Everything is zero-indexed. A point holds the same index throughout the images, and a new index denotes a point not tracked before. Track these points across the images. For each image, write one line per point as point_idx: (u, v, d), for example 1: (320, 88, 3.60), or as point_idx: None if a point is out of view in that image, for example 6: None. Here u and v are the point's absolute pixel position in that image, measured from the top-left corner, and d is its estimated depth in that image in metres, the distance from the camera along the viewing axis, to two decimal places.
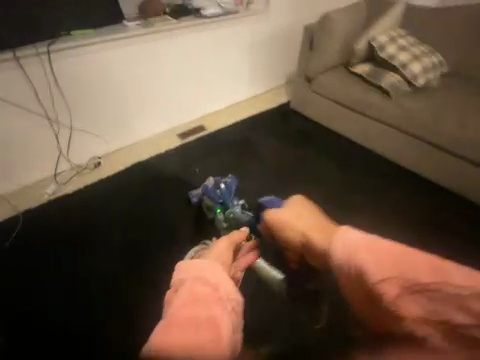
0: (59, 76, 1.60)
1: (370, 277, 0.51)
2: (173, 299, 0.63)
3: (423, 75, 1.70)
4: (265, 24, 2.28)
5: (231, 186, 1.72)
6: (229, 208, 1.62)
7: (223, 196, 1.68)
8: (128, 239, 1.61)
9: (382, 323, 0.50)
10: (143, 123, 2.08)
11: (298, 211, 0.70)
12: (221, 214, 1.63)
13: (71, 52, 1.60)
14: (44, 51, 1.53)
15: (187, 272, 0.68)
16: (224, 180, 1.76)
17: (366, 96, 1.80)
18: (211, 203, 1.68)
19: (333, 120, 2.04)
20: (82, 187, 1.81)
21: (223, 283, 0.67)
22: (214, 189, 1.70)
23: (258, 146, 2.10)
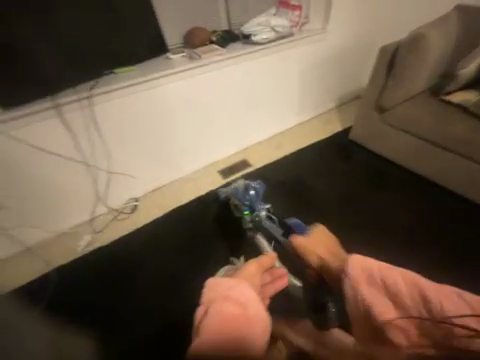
0: (100, 120, 1.45)
1: (372, 308, 0.50)
2: (202, 322, 0.47)
3: None
4: (322, 44, 1.96)
5: (260, 191, 1.53)
6: (258, 213, 1.44)
7: (251, 201, 1.48)
8: (169, 309, 1.34)
9: (375, 337, 0.49)
10: (184, 160, 1.88)
11: (319, 239, 0.99)
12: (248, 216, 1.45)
13: (114, 94, 1.44)
14: (86, 96, 1.38)
15: (215, 292, 0.53)
16: (252, 184, 1.54)
17: (467, 133, 1.40)
18: (237, 205, 1.50)
19: (413, 159, 1.64)
20: (118, 237, 1.61)
21: (253, 302, 0.51)
22: (244, 191, 1.51)
23: (313, 187, 1.75)
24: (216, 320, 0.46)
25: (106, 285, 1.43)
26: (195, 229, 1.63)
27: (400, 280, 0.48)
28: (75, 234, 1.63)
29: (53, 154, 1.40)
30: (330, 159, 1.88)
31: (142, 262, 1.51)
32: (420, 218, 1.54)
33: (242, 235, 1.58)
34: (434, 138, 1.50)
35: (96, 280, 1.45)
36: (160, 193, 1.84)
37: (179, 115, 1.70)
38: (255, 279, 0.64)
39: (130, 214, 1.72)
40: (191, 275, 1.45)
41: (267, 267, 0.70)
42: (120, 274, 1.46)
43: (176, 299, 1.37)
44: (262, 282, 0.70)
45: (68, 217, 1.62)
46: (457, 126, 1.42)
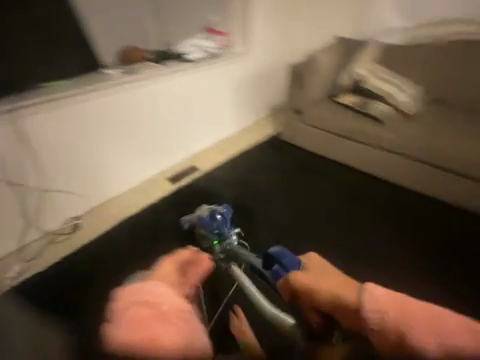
0: (30, 132, 1.38)
1: (417, 346, 0.48)
2: (114, 329, 0.53)
3: (408, 102, 1.79)
4: (247, 63, 2.32)
5: (228, 216, 1.49)
6: (228, 241, 1.33)
7: (220, 228, 1.40)
8: None
9: None
10: (129, 170, 1.87)
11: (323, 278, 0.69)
12: (218, 245, 1.32)
13: (45, 106, 1.41)
14: (12, 108, 1.32)
15: (133, 296, 0.58)
16: (219, 210, 1.51)
17: (358, 124, 1.84)
18: (206, 234, 1.41)
19: (328, 148, 2.03)
20: (58, 259, 1.45)
21: (170, 299, 0.60)
22: (210, 218, 1.44)
23: (257, 182, 1.96)
24: (129, 323, 0.54)
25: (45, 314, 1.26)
26: (145, 239, 1.56)
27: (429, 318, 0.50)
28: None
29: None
30: (268, 157, 2.16)
31: (87, 282, 1.37)
32: (344, 196, 1.82)
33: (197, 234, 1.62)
34: (339, 131, 1.91)
35: (28, 316, 1.24)
36: (104, 209, 1.74)
37: (119, 127, 1.74)
38: (170, 276, 0.73)
39: (72, 234, 1.59)
40: None
41: (185, 260, 0.79)
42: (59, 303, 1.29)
43: None
44: (180, 274, 0.76)
45: None
46: (350, 119, 1.87)
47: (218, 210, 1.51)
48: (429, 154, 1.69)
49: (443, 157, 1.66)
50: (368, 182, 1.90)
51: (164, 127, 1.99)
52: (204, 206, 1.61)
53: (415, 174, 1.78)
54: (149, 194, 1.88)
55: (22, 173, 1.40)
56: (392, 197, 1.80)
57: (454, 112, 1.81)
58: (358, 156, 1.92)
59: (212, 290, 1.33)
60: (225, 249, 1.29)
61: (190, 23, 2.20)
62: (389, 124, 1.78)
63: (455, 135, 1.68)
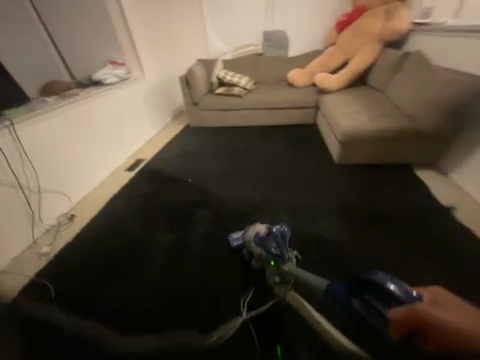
0: (25, 142, 1.74)
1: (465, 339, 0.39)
2: None
3: (248, 84, 3.26)
4: (148, 80, 3.19)
5: (286, 236, 1.37)
6: (286, 262, 1.17)
7: (278, 249, 1.25)
8: (158, 238, 1.73)
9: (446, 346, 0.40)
10: (93, 170, 2.36)
11: (434, 300, 0.46)
12: (275, 267, 1.18)
13: (29, 122, 1.79)
14: (7, 124, 1.66)
15: None
16: (278, 231, 1.36)
17: (231, 100, 3.16)
18: (261, 253, 1.30)
19: (224, 119, 3.29)
20: (76, 234, 1.84)
21: None
22: (269, 236, 1.32)
23: (191, 149, 2.92)
24: None
25: (96, 262, 1.60)
26: (133, 202, 2.08)
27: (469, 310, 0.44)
28: (19, 264, 1.63)
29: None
30: (190, 137, 3.19)
31: (111, 232, 1.82)
32: (246, 136, 3.05)
33: (173, 183, 2.30)
34: (225, 106, 3.18)
35: (80, 270, 1.56)
36: (84, 203, 2.15)
37: (71, 138, 2.14)
38: None
39: (72, 221, 1.96)
40: (154, 212, 1.97)
41: None
42: (99, 253, 1.67)
43: (155, 228, 1.81)
44: None
45: (8, 247, 1.64)
46: (225, 99, 3.17)
47: (277, 230, 1.37)
48: (275, 102, 3.04)
49: (282, 99, 3.01)
50: (256, 128, 3.21)
51: (105, 137, 2.53)
52: (260, 224, 1.50)
53: (277, 115, 3.14)
54: (113, 185, 2.38)
55: (23, 178, 1.72)
56: (271, 130, 3.13)
57: (276, 80, 3.41)
58: (239, 118, 3.25)
59: (204, 200, 2.03)
60: (285, 273, 1.12)
61: (89, 51, 2.81)
62: (246, 95, 3.18)
63: (282, 90, 3.16)
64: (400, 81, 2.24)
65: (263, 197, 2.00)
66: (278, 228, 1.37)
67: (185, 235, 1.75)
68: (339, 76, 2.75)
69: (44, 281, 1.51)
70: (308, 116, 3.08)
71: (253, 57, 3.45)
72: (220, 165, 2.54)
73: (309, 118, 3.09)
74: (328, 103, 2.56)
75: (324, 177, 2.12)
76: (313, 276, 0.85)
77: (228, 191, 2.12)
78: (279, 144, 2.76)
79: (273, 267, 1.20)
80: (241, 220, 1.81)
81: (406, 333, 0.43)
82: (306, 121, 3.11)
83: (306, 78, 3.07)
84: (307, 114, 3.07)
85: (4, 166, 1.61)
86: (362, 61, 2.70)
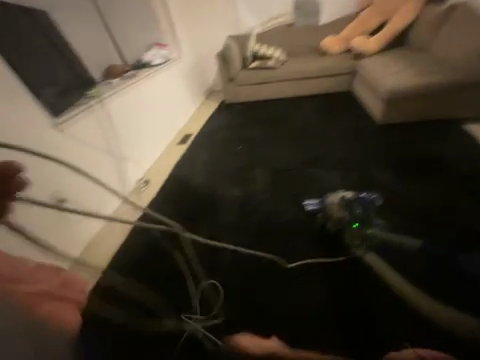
0: (109, 114, 2.11)
1: None
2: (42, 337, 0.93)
3: (281, 56, 3.32)
4: (184, 61, 3.39)
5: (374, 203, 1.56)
6: (371, 227, 1.45)
7: (364, 212, 1.48)
8: (227, 193, 2.01)
9: None
10: (154, 143, 2.65)
11: None
12: (359, 229, 1.46)
13: (110, 98, 2.17)
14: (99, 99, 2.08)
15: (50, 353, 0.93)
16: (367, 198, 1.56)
17: (266, 73, 3.27)
18: (343, 215, 1.49)
19: (258, 93, 3.41)
20: (155, 195, 2.16)
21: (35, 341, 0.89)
22: (357, 201, 1.51)
23: (232, 122, 3.11)
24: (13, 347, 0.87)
25: (181, 212, 1.93)
26: (196, 168, 2.37)
27: None
28: (118, 218, 1.99)
29: (87, 148, 1.88)
30: (228, 112, 3.38)
31: (185, 191, 2.12)
32: (282, 107, 3.17)
33: (224, 152, 2.55)
34: (259, 81, 3.32)
35: (170, 217, 1.90)
36: (151, 172, 2.45)
37: (136, 114, 2.43)
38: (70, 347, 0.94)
39: (148, 185, 2.28)
40: (216, 174, 2.25)
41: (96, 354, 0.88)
42: (180, 206, 1.98)
43: (222, 186, 2.09)
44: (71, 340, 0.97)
45: (107, 205, 1.97)
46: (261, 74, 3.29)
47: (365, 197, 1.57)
48: (310, 72, 3.11)
49: (317, 69, 3.07)
50: (291, 99, 3.31)
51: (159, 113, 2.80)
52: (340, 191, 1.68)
53: (312, 85, 3.19)
54: (170, 157, 2.68)
55: (110, 146, 2.09)
56: (306, 100, 3.22)
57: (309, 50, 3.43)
58: (274, 91, 3.35)
59: (257, 163, 2.28)
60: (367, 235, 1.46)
61: (134, 36, 3.03)
62: (280, 67, 3.26)
63: (317, 59, 3.19)
64: (443, 38, 2.26)
65: (311, 157, 2.19)
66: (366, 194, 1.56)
67: (250, 189, 2.02)
68: (377, 39, 2.77)
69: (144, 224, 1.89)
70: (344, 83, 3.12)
71: (283, 30, 3.49)
72: (263, 134, 2.73)
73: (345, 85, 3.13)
74: (370, 66, 2.59)
75: (371, 135, 2.24)
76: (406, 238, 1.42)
77: (279, 155, 2.32)
78: (317, 111, 2.88)
79: (356, 229, 1.46)
80: (297, 177, 2.03)
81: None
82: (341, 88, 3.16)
83: (341, 45, 3.08)
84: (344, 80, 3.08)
85: (99, 133, 1.98)
86: (402, 21, 2.69)
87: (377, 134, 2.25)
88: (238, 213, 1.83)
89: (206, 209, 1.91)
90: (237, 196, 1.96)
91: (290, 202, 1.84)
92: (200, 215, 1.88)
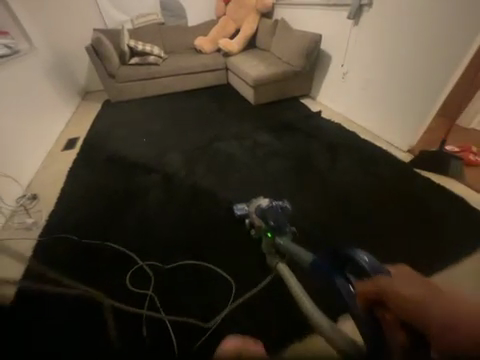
0: None
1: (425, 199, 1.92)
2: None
3: (161, 52, 3.45)
4: (42, 56, 2.87)
5: (287, 211, 1.44)
6: (282, 236, 1.31)
7: (277, 221, 1.36)
8: (143, 183, 2.03)
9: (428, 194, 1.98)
10: (27, 153, 2.20)
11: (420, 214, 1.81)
12: (271, 238, 1.35)
13: None
14: None
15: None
16: (277, 206, 1.44)
17: (150, 69, 3.31)
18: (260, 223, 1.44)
19: (147, 89, 3.42)
20: (53, 207, 1.87)
21: None
22: (269, 209, 1.42)
23: (125, 118, 2.99)
24: None
25: (96, 214, 1.79)
26: (99, 169, 2.17)
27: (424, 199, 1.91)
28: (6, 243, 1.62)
29: None
30: (117, 111, 3.18)
31: (94, 193, 1.96)
32: (174, 100, 3.37)
33: (129, 146, 2.47)
34: (145, 77, 3.31)
35: (84, 223, 1.73)
36: (36, 185, 2.08)
37: None
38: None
39: (37, 200, 1.91)
40: (126, 168, 2.19)
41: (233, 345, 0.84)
42: (93, 209, 1.83)
43: (136, 179, 2.07)
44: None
45: None
46: (144, 69, 3.29)
47: (278, 205, 1.44)
48: (191, 68, 3.42)
49: (198, 65, 3.43)
50: (181, 93, 3.56)
51: (32, 120, 2.37)
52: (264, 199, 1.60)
53: (197, 78, 3.54)
54: (57, 164, 2.31)
55: None
56: (195, 92, 3.56)
57: (186, 48, 3.75)
58: (161, 87, 3.46)
59: (166, 150, 2.40)
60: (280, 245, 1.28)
61: None
62: (163, 63, 3.40)
63: (194, 56, 3.57)
64: (278, 41, 3.19)
65: (211, 137, 2.55)
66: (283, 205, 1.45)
67: (166, 174, 2.14)
68: (237, 41, 3.47)
69: (51, 238, 1.64)
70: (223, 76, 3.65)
71: (157, 29, 3.64)
72: (161, 124, 2.84)
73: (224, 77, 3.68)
74: (237, 62, 3.25)
75: (250, 113, 2.90)
76: (299, 249, 1.10)
77: (185, 140, 2.54)
78: (206, 101, 3.29)
79: (269, 238, 1.36)
80: (205, 153, 2.34)
81: (372, 307, 0.50)
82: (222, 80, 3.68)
83: (211, 45, 3.61)
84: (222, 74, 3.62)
85: None
86: (249, 29, 3.48)
87: (255, 112, 2.92)
88: (162, 196, 1.93)
89: (125, 202, 1.88)
90: (156, 183, 2.02)
91: (204, 173, 2.13)
92: (121, 210, 1.83)
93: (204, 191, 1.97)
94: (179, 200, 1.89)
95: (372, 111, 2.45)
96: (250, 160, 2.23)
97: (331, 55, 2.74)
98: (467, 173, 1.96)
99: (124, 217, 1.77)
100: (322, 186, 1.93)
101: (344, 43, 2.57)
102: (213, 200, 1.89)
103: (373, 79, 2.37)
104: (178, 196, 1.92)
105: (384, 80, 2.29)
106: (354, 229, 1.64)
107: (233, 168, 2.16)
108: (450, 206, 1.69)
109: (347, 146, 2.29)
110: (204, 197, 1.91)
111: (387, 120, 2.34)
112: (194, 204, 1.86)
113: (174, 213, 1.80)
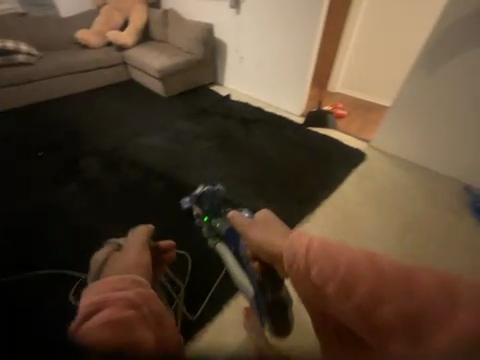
0: None
1: (341, 132, 2.54)
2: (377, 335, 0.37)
3: (32, 49, 2.82)
4: None
5: (218, 193, 1.48)
6: (216, 218, 1.36)
7: (210, 206, 1.43)
8: (57, 201, 1.75)
9: (341, 126, 2.64)
10: None
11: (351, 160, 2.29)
12: (207, 221, 1.37)
13: None
14: None
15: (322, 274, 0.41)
16: (210, 190, 1.47)
17: (21, 70, 2.66)
18: (197, 210, 1.45)
19: (24, 96, 2.78)
20: None
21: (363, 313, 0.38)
22: (202, 195, 1.46)
23: (1, 134, 2.35)
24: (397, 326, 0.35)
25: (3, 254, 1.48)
26: None
27: (342, 133, 2.52)
28: None
29: None
30: None
31: None
32: (68, 104, 2.88)
33: (21, 165, 2.01)
34: (17, 81, 2.65)
35: None
36: None
37: None
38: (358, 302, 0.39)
39: None
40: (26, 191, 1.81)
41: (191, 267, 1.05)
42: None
43: (45, 200, 1.75)
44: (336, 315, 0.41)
45: None
46: (11, 71, 2.62)
47: (209, 190, 1.48)
48: (80, 66, 2.97)
49: (89, 61, 3.02)
50: (75, 96, 3.08)
51: None
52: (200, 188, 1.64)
53: (91, 77, 3.12)
54: None
55: None
56: (93, 93, 3.15)
57: (65, 43, 3.19)
58: (45, 90, 2.87)
59: (76, 159, 2.09)
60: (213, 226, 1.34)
61: None
62: (39, 62, 2.80)
63: (79, 52, 3.10)
64: (173, 31, 3.19)
65: (128, 135, 2.40)
66: (215, 188, 1.51)
67: (85, 183, 1.89)
68: (129, 33, 3.22)
69: None
70: (123, 70, 3.35)
71: (16, 22, 2.93)
72: (58, 132, 2.41)
73: (125, 72, 3.39)
74: (135, 56, 3.07)
75: (164, 105, 2.86)
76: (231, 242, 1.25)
77: (96, 143, 2.27)
78: (110, 99, 2.98)
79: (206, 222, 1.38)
80: (124, 152, 2.18)
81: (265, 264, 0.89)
82: (124, 76, 3.39)
83: (98, 37, 3.21)
84: (122, 69, 3.33)
85: None
86: (139, 19, 3.29)
87: (168, 103, 2.89)
88: (88, 207, 1.73)
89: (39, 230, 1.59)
90: (74, 197, 1.78)
91: (130, 170, 2.02)
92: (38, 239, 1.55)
93: (137, 188, 1.88)
94: (109, 206, 1.75)
95: (270, 87, 2.90)
96: (176, 148, 2.26)
97: (226, 43, 3.00)
98: (340, 123, 2.69)
99: (46, 245, 1.52)
100: (246, 155, 2.22)
101: (233, 30, 2.86)
102: (150, 195, 1.84)
103: (263, 60, 2.80)
104: (109, 203, 1.76)
105: (272, 61, 2.75)
106: (275, 181, 2.02)
107: (162, 160, 2.13)
108: (333, 147, 2.31)
109: (259, 118, 2.65)
110: (138, 195, 1.83)
111: (281, 93, 2.83)
112: (130, 206, 1.76)
113: (108, 220, 1.67)
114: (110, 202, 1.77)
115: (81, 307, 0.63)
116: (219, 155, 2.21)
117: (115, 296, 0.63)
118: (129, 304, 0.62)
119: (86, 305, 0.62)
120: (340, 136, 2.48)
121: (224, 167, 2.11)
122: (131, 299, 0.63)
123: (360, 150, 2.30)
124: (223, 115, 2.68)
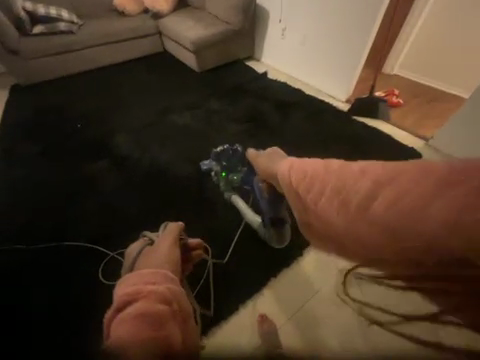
0: None
1: (394, 125, 2.18)
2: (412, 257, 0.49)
3: (73, 17, 2.83)
4: None
5: (237, 153, 1.68)
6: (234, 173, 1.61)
7: (227, 162, 1.66)
8: (91, 175, 1.84)
9: (394, 117, 2.26)
10: None
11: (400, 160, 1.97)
12: (224, 177, 1.61)
13: None
14: None
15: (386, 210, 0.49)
16: (229, 149, 1.70)
17: (63, 39, 2.71)
18: (215, 167, 1.67)
19: (67, 66, 2.86)
20: None
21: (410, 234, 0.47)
22: (223, 153, 1.68)
23: (47, 103, 2.49)
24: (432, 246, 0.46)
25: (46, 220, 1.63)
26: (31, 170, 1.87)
27: (394, 127, 2.16)
28: None
29: None
30: (32, 95, 2.63)
31: (35, 197, 1.73)
32: (105, 76, 2.91)
33: (62, 136, 2.13)
34: (60, 50, 2.72)
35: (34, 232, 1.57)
36: None
37: None
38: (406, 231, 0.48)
39: None
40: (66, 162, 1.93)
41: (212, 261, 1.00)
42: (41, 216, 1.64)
43: (81, 173, 1.85)
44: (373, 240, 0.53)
45: None
46: (55, 40, 2.67)
47: (230, 148, 1.70)
48: (116, 35, 2.91)
49: (126, 31, 2.93)
50: (111, 67, 3.08)
51: None
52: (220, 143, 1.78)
53: (127, 47, 3.06)
54: None
55: None
56: (128, 65, 3.12)
57: (104, 10, 3.13)
58: (85, 61, 2.91)
59: (109, 134, 2.14)
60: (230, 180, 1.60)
61: None
62: (78, 31, 2.81)
63: (116, 20, 3.02)
64: None
65: (159, 112, 2.35)
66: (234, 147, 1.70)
67: (116, 160, 1.94)
68: None
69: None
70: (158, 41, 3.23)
71: None
72: (95, 104, 2.47)
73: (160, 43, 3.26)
74: (170, 25, 2.89)
75: (196, 81, 2.72)
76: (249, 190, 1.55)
77: (128, 119, 2.28)
78: (144, 73, 2.93)
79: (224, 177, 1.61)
80: (155, 131, 2.16)
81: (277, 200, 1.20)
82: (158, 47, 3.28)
83: (134, 4, 3.07)
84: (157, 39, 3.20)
85: None
86: None
87: (201, 79, 2.74)
88: (117, 184, 1.78)
89: (75, 201, 1.71)
90: (105, 173, 1.85)
91: (159, 150, 2.00)
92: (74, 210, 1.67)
93: (164, 170, 1.87)
94: (136, 185, 1.78)
95: (313, 66, 2.55)
96: (205, 130, 2.16)
97: (269, 11, 2.66)
98: (393, 113, 2.30)
99: (80, 217, 1.63)
100: (278, 144, 2.04)
101: None
102: (175, 178, 1.81)
103: (310, 33, 2.44)
104: (136, 182, 1.79)
105: (320, 34, 2.38)
106: None
107: (190, 142, 2.06)
108: (381, 142, 2.00)
109: (297, 102, 2.39)
110: (164, 177, 1.82)
111: (326, 73, 2.48)
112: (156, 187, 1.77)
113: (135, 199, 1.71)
114: (137, 181, 1.80)
115: (116, 297, 0.62)
116: (249, 141, 2.07)
117: (148, 289, 0.61)
118: (162, 300, 0.59)
119: (120, 295, 0.61)
120: (391, 130, 2.13)
121: (253, 155, 1.98)
122: (162, 295, 0.60)
123: (414, 150, 1.95)
124: (257, 95, 2.47)
